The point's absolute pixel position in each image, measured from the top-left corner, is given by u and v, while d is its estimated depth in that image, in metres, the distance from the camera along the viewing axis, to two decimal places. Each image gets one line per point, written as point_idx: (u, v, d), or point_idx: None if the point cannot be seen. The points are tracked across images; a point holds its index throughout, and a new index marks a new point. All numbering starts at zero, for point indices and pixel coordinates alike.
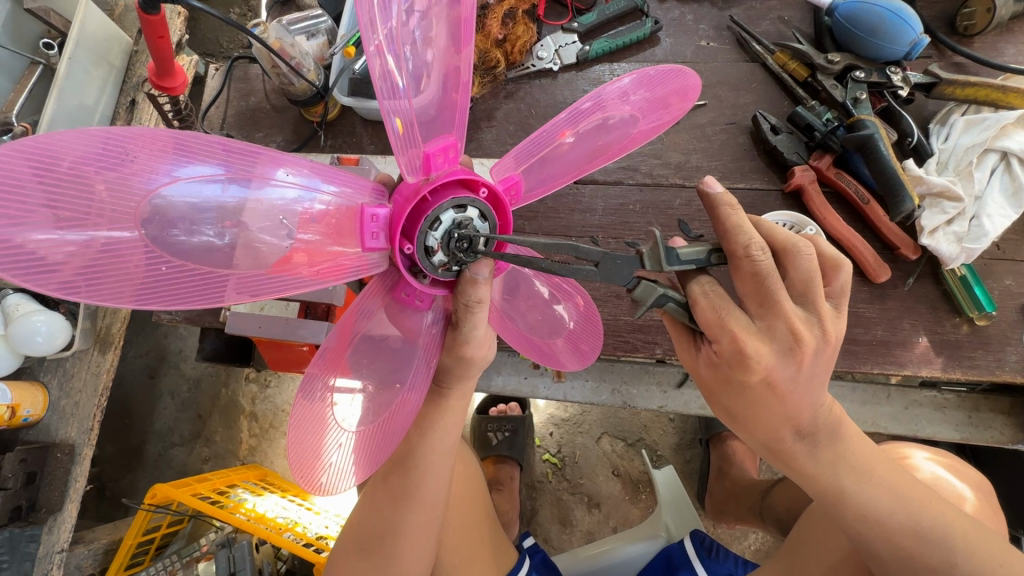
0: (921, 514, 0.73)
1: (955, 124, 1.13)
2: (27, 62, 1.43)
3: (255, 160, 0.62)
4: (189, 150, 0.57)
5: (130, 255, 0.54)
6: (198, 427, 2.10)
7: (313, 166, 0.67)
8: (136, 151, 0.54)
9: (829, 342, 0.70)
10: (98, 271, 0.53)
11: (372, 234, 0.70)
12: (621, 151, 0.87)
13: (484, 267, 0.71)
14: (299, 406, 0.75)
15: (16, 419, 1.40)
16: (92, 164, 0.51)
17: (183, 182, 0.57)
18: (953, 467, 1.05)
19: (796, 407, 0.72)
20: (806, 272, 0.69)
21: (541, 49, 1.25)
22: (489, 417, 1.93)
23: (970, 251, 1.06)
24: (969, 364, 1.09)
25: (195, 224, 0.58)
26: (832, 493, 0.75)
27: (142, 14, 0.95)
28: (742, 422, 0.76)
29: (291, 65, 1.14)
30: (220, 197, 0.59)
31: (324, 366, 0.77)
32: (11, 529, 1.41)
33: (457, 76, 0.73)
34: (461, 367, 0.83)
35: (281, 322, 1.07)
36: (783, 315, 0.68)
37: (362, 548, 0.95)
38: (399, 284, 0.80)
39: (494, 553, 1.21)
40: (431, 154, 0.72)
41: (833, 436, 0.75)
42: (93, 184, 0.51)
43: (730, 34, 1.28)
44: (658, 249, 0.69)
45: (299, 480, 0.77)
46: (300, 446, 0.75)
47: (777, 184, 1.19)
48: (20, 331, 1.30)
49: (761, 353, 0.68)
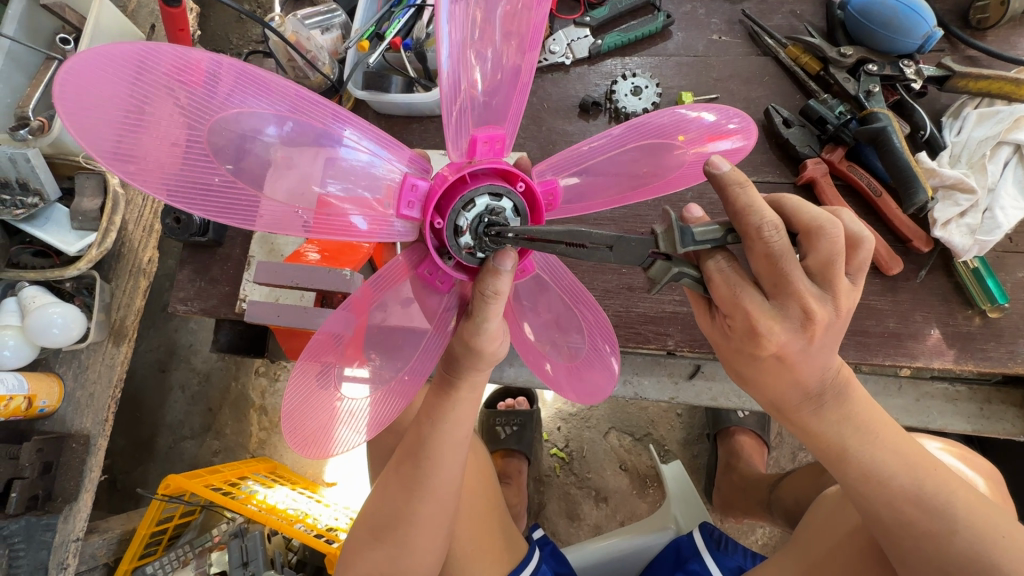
0: (923, 478, 0.74)
1: (968, 116, 1.13)
2: (43, 56, 1.45)
3: (320, 110, 0.68)
4: (261, 88, 0.63)
5: (188, 175, 0.60)
6: (209, 420, 2.12)
7: (379, 135, 0.73)
8: (221, 76, 0.60)
9: (840, 315, 0.71)
10: (148, 161, 0.57)
11: (408, 203, 0.73)
12: (667, 186, 0.87)
13: (508, 259, 0.71)
14: (317, 404, 0.79)
15: (33, 409, 1.42)
16: (177, 75, 0.57)
17: (245, 114, 0.62)
18: (965, 457, 1.05)
19: (805, 373, 0.73)
20: (828, 251, 0.69)
21: (554, 43, 1.26)
22: (498, 411, 1.95)
23: (984, 243, 1.06)
24: (981, 356, 1.10)
25: (245, 152, 0.64)
26: (835, 451, 0.77)
27: (164, 6, 0.96)
28: (750, 381, 0.78)
29: (307, 58, 1.19)
30: (279, 136, 0.65)
31: (340, 354, 0.80)
32: (27, 518, 1.43)
33: (517, 76, 0.76)
34: (469, 358, 0.80)
35: (299, 311, 1.08)
36: (797, 295, 0.68)
37: (376, 535, 0.96)
38: (423, 261, 0.81)
39: (505, 540, 1.22)
40: (479, 139, 0.75)
41: (840, 398, 0.76)
42: (143, 110, 0.56)
43: (742, 28, 1.29)
44: (672, 231, 0.69)
45: (287, 434, 0.79)
46: (299, 401, 0.78)
47: (789, 177, 1.19)
48: (37, 323, 1.33)
49: (774, 330, 0.69)
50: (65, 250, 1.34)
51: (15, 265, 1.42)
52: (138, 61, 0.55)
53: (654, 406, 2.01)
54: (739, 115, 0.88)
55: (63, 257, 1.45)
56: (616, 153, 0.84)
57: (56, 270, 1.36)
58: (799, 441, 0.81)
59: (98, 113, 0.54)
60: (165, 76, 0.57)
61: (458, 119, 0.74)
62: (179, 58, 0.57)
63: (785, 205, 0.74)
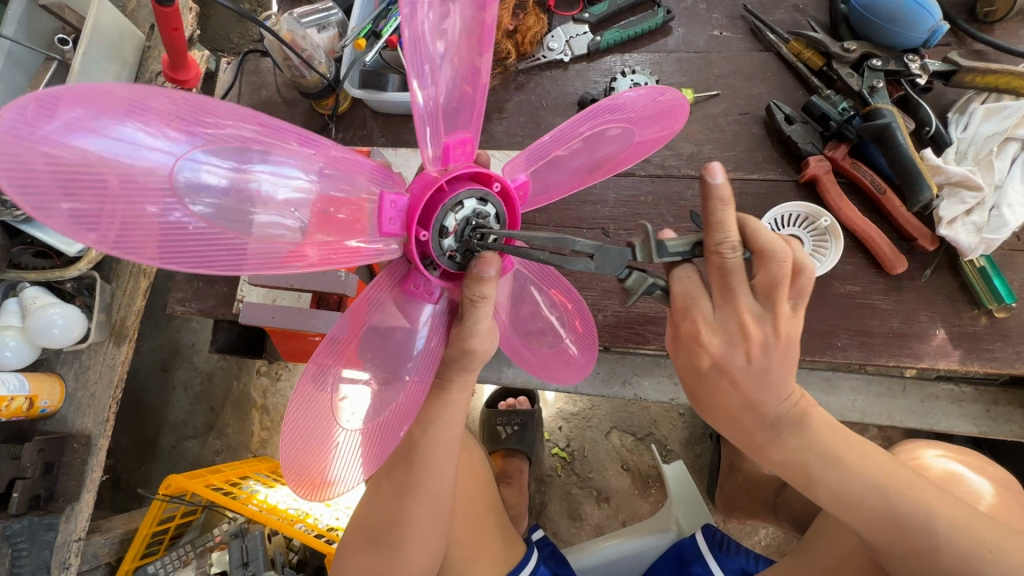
0: (899, 500, 0.74)
1: (975, 112, 1.10)
2: (43, 57, 1.44)
3: (286, 137, 0.62)
4: (218, 119, 0.56)
5: (156, 229, 0.51)
6: (211, 420, 2.12)
7: (347, 159, 0.68)
8: (194, 115, 0.54)
9: (781, 338, 0.70)
10: (120, 222, 0.49)
11: (388, 219, 0.70)
12: (617, 165, 0.91)
13: (492, 267, 0.71)
14: (315, 430, 0.74)
15: (35, 410, 1.43)
16: (146, 116, 0.50)
17: (208, 150, 0.54)
18: (969, 462, 1.03)
19: (759, 398, 0.73)
20: (774, 274, 0.67)
21: (553, 40, 1.24)
22: (499, 411, 1.94)
23: (990, 242, 1.04)
24: (987, 356, 1.07)
25: (215, 193, 0.55)
26: (803, 477, 0.77)
27: (157, 6, 0.95)
28: (702, 405, 0.78)
29: (302, 57, 1.16)
30: (255, 176, 0.59)
31: (337, 358, 0.75)
32: (30, 518, 1.43)
33: (476, 77, 0.75)
34: (464, 359, 0.83)
35: (294, 313, 1.09)
36: (737, 311, 0.69)
37: (369, 540, 0.95)
38: (408, 275, 0.79)
39: (503, 541, 1.22)
40: (451, 146, 0.75)
41: (799, 428, 0.75)
42: (91, 162, 0.47)
43: (744, 23, 1.27)
44: (649, 242, 0.67)
45: (282, 467, 0.73)
46: (296, 427, 0.73)
47: (791, 175, 1.17)
48: (38, 323, 1.33)
49: (707, 340, 0.71)
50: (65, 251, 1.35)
51: (16, 266, 1.42)
52: (101, 103, 0.48)
53: (656, 406, 2.00)
54: (675, 100, 0.88)
55: (63, 257, 1.45)
56: (578, 144, 0.83)
57: (56, 271, 1.36)
58: (768, 470, 0.80)
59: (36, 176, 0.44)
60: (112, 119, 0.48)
61: (426, 126, 0.73)
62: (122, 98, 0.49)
63: (746, 223, 0.69)
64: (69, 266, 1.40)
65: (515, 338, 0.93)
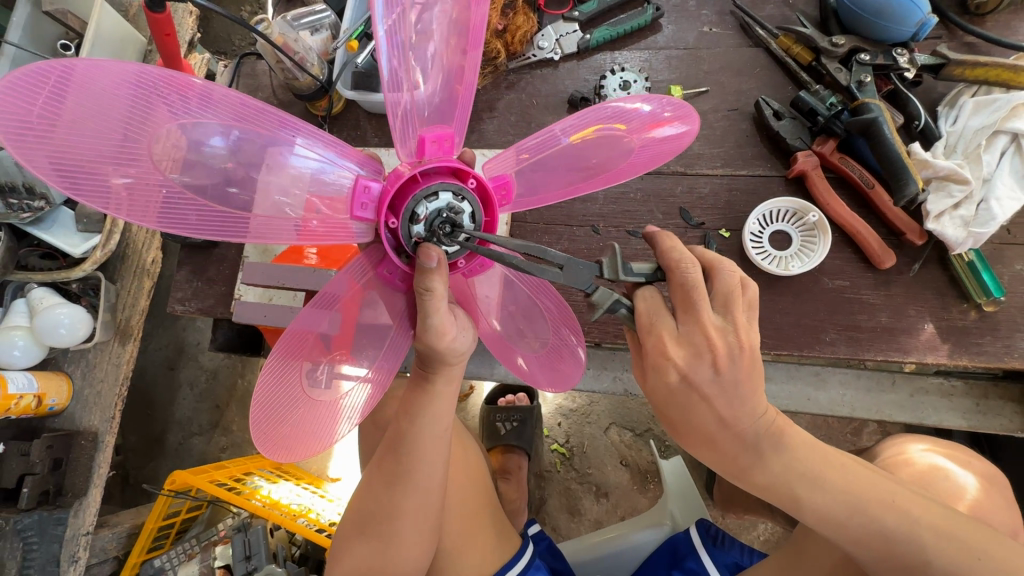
0: (884, 515, 0.75)
1: (964, 105, 1.10)
2: (47, 62, 1.48)
3: (269, 117, 0.67)
4: (206, 97, 0.62)
5: (144, 190, 0.61)
6: (216, 417, 2.16)
7: (330, 141, 0.72)
8: (168, 91, 0.59)
9: (745, 349, 0.75)
10: (133, 194, 0.60)
11: (361, 205, 0.73)
12: (617, 176, 0.89)
13: (432, 258, 0.72)
14: (288, 400, 0.77)
15: (43, 407, 1.46)
16: (129, 93, 0.57)
17: (192, 127, 0.62)
18: (955, 455, 1.03)
19: (733, 415, 0.76)
20: (726, 283, 0.78)
21: (542, 39, 1.25)
22: (497, 408, 1.95)
23: (978, 236, 1.04)
24: (976, 350, 1.07)
25: (203, 170, 0.64)
26: (789, 501, 0.78)
27: (149, 12, 0.97)
28: (678, 429, 0.80)
29: (295, 60, 1.17)
30: (238, 149, 0.66)
31: (311, 336, 0.78)
32: (40, 512, 1.48)
33: (462, 75, 0.78)
34: (432, 356, 0.81)
35: (287, 311, 1.12)
36: (700, 322, 0.74)
37: (361, 530, 0.98)
38: (383, 261, 0.80)
39: (496, 536, 1.22)
40: (426, 139, 0.76)
41: (777, 446, 0.77)
42: (83, 125, 0.55)
43: (733, 19, 1.27)
44: (615, 258, 0.76)
45: (251, 431, 0.75)
46: (267, 395, 0.75)
47: (779, 171, 1.17)
48: (44, 323, 1.36)
49: (671, 352, 0.75)
50: (71, 252, 1.39)
51: (23, 267, 1.46)
52: (92, 84, 0.55)
53: None
54: (676, 103, 0.87)
55: (69, 259, 1.48)
56: (564, 144, 0.84)
57: (62, 272, 1.40)
58: (754, 494, 0.81)
59: (37, 134, 0.53)
60: (102, 93, 0.56)
61: (404, 121, 0.75)
62: (116, 73, 0.57)
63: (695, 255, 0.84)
64: (74, 267, 1.43)
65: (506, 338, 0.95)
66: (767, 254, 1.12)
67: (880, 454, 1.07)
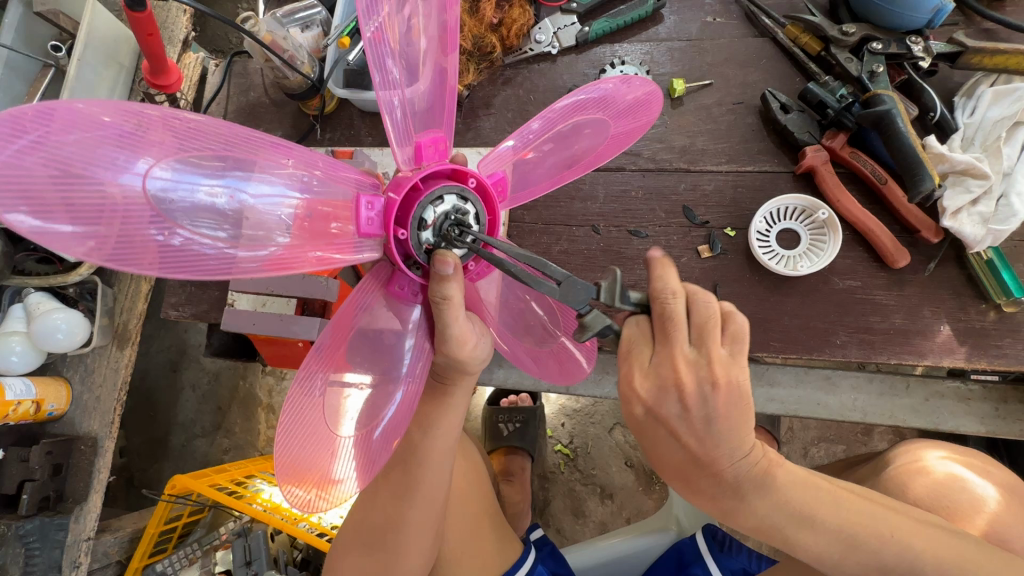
0: (880, 552, 0.72)
1: (983, 95, 1.05)
2: (40, 64, 1.45)
3: (262, 147, 0.62)
4: (191, 130, 0.57)
5: (138, 237, 0.52)
6: (218, 419, 2.14)
7: (325, 167, 0.69)
8: (151, 126, 0.54)
9: (721, 388, 0.69)
10: (121, 244, 0.51)
11: (368, 220, 0.70)
12: (596, 160, 0.89)
13: (449, 263, 0.70)
14: (310, 436, 0.71)
15: (42, 412, 1.45)
16: (111, 132, 0.51)
17: (181, 161, 0.56)
18: (972, 464, 0.99)
19: (712, 456, 0.72)
20: (704, 312, 0.71)
21: (540, 32, 1.21)
22: (500, 409, 1.91)
23: (998, 233, 0.99)
24: (995, 353, 1.03)
25: (199, 208, 0.57)
26: (780, 541, 0.75)
27: (129, 11, 0.94)
28: (657, 463, 0.78)
29: (285, 58, 1.14)
30: (230, 181, 0.59)
31: (328, 365, 0.74)
32: (41, 518, 1.48)
33: (443, 77, 0.76)
34: (452, 366, 0.83)
35: (276, 318, 1.09)
36: (672, 355, 0.70)
37: (365, 543, 0.95)
38: (393, 277, 0.78)
39: (498, 543, 1.20)
40: (423, 145, 0.74)
41: (762, 488, 0.73)
42: (62, 166, 0.48)
43: (739, 9, 1.22)
44: (614, 284, 0.70)
45: (278, 474, 0.69)
46: (292, 433, 0.70)
47: (787, 166, 1.13)
48: (40, 329, 1.35)
49: (638, 384, 0.71)
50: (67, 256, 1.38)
51: (20, 272, 1.45)
52: (72, 126, 0.49)
53: None
54: (645, 84, 0.85)
55: (65, 262, 1.47)
56: (554, 134, 0.81)
57: (59, 277, 1.39)
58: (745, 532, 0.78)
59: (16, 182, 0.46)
60: (83, 134, 0.49)
61: (399, 127, 0.73)
62: (95, 110, 0.51)
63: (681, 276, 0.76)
64: (70, 271, 1.42)
65: (506, 336, 0.91)
66: (775, 253, 1.08)
67: (892, 460, 1.03)
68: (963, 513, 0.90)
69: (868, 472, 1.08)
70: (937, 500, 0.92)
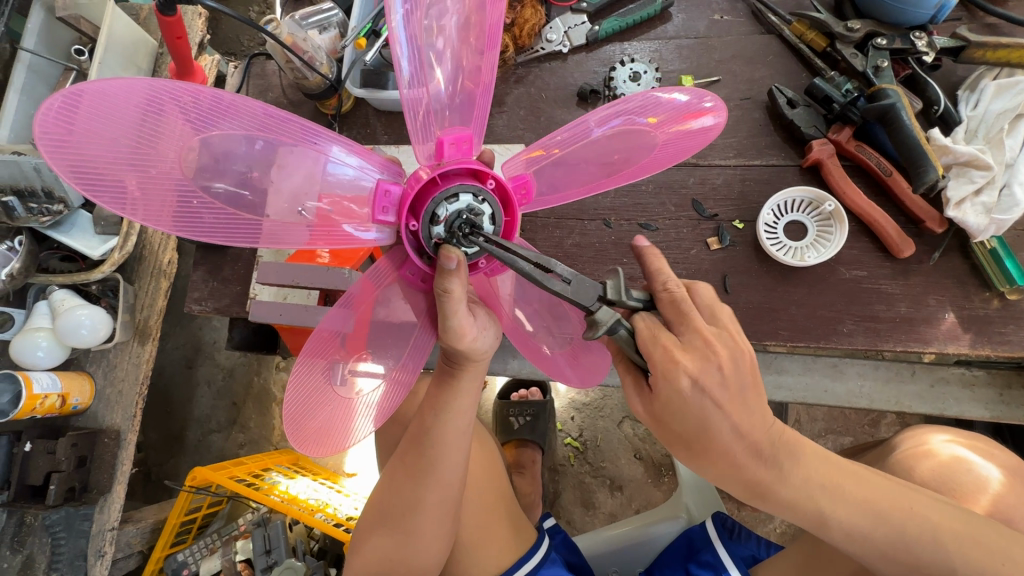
0: (906, 524, 0.75)
1: (986, 89, 1.08)
2: (62, 68, 1.50)
3: (290, 128, 0.71)
4: (227, 111, 0.67)
5: (164, 196, 0.65)
6: (234, 414, 2.19)
7: (352, 147, 0.76)
8: (186, 103, 0.64)
9: (744, 356, 0.77)
10: (150, 200, 0.64)
11: (382, 209, 0.77)
12: (640, 171, 0.89)
13: (452, 259, 0.73)
14: (316, 403, 0.79)
15: (67, 406, 1.49)
16: (151, 107, 0.62)
17: (212, 136, 0.67)
18: (977, 446, 1.01)
19: (750, 424, 0.75)
20: (705, 299, 0.82)
21: (551, 31, 1.24)
22: (510, 402, 1.95)
23: (1000, 223, 1.02)
24: (999, 340, 1.05)
25: (221, 178, 0.69)
26: (815, 518, 0.76)
27: (160, 15, 0.99)
28: (693, 446, 0.77)
29: (304, 59, 1.18)
30: (254, 154, 0.70)
31: (335, 344, 0.81)
32: (67, 508, 1.52)
33: (477, 76, 0.79)
34: (459, 352, 0.85)
35: (300, 309, 1.13)
36: (697, 329, 0.76)
37: (383, 523, 0.99)
38: (405, 263, 0.82)
39: (512, 528, 1.22)
40: (445, 142, 0.77)
41: (793, 457, 0.77)
42: (104, 134, 0.60)
43: (745, 7, 1.25)
44: (619, 281, 0.78)
45: (290, 434, 0.79)
46: (299, 401, 0.78)
47: (794, 160, 1.16)
48: (66, 324, 1.39)
49: (681, 356, 0.74)
50: (90, 254, 1.41)
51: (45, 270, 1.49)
52: (118, 101, 0.60)
53: None
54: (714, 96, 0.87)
55: (88, 260, 1.51)
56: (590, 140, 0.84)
57: (82, 274, 1.41)
58: (778, 515, 0.79)
59: (68, 144, 0.58)
60: (121, 107, 0.60)
61: (422, 124, 0.77)
62: (120, 92, 0.60)
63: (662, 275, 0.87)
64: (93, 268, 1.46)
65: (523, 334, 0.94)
66: (782, 244, 1.11)
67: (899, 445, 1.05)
68: (968, 494, 0.93)
69: (874, 457, 1.10)
70: (943, 482, 0.95)
